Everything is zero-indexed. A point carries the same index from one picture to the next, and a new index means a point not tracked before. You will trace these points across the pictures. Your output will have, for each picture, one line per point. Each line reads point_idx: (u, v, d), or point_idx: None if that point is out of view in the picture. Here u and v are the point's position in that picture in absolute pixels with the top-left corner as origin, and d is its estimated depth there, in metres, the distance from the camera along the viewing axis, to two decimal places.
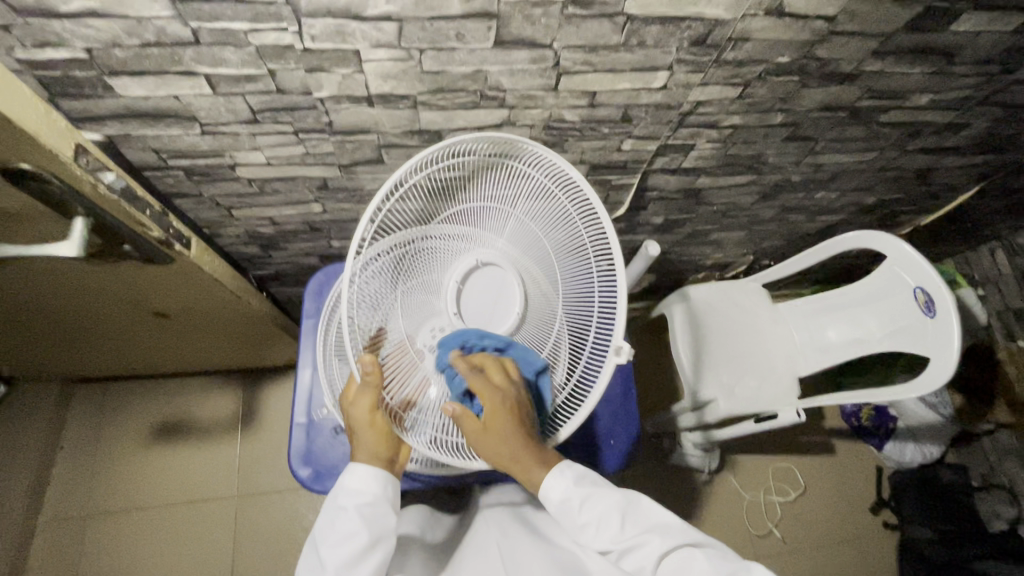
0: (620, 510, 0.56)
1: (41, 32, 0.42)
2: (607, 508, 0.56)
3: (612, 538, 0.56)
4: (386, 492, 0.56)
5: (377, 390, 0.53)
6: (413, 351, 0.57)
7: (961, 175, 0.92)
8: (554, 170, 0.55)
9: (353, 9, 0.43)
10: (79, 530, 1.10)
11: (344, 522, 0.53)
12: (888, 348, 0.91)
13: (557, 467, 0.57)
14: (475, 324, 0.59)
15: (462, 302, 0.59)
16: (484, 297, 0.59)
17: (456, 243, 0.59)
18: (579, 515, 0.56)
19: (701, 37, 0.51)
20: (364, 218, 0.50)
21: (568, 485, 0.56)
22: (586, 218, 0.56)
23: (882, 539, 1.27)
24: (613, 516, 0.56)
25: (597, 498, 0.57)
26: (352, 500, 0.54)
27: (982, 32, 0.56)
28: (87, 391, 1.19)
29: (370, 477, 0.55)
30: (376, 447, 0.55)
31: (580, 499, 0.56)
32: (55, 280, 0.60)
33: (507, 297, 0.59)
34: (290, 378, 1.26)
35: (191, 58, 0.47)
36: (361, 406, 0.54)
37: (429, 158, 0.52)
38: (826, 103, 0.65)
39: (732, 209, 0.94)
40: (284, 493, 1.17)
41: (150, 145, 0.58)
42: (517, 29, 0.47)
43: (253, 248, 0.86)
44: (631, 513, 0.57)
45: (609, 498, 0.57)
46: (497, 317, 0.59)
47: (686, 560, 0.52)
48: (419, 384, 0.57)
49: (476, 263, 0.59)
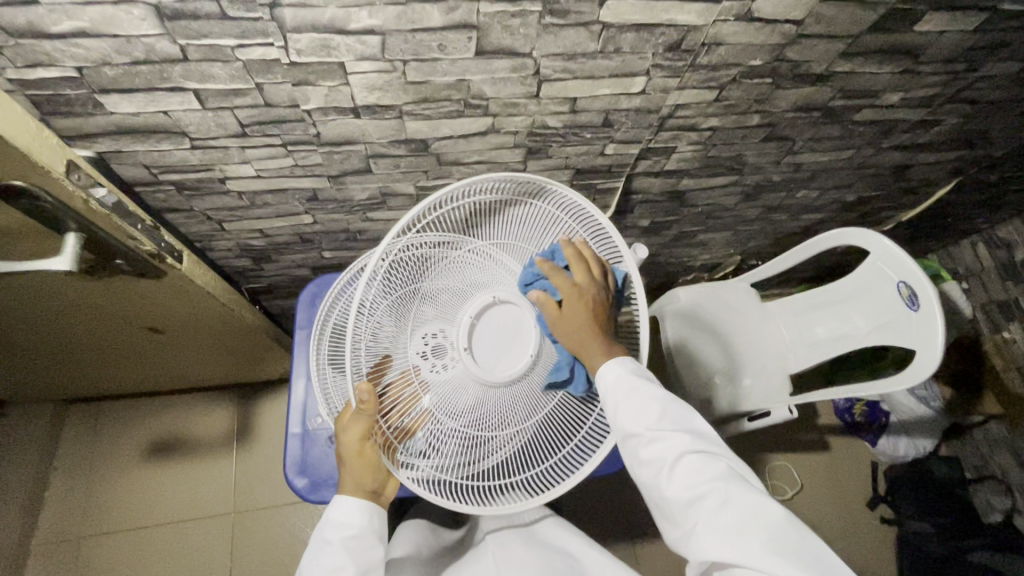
0: (662, 405, 0.56)
1: (34, 52, 0.43)
2: (650, 399, 0.55)
3: (645, 424, 0.55)
4: (371, 522, 0.59)
5: (371, 419, 0.55)
6: (417, 379, 0.55)
7: (937, 171, 0.95)
8: (580, 214, 0.61)
9: (337, 23, 0.45)
10: (77, 551, 1.10)
11: (329, 556, 0.56)
12: (875, 342, 0.92)
13: (618, 357, 0.57)
14: (487, 360, 0.55)
15: (475, 337, 0.56)
16: (497, 332, 0.57)
17: (482, 266, 0.59)
18: (623, 398, 0.55)
19: (676, 43, 0.53)
20: (401, 221, 0.53)
21: (624, 371, 0.56)
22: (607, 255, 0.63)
23: (880, 534, 1.28)
24: (655, 406, 0.55)
25: (646, 390, 0.56)
26: (336, 534, 0.57)
27: (945, 31, 0.58)
28: (80, 411, 1.19)
29: (355, 510, 0.58)
30: (361, 477, 0.58)
31: (630, 385, 0.55)
32: (47, 297, 0.60)
33: (521, 334, 0.57)
34: (284, 391, 1.26)
35: (179, 75, 0.48)
36: (350, 433, 0.56)
37: (464, 187, 0.55)
38: (800, 103, 0.67)
39: (717, 210, 0.96)
40: (280, 507, 1.16)
41: (141, 160, 0.59)
42: (496, 39, 0.49)
43: (246, 261, 0.87)
44: (671, 411, 0.56)
45: (656, 392, 0.56)
46: (510, 354, 0.56)
47: (708, 465, 0.52)
48: (422, 413, 0.56)
49: (492, 298, 0.57)
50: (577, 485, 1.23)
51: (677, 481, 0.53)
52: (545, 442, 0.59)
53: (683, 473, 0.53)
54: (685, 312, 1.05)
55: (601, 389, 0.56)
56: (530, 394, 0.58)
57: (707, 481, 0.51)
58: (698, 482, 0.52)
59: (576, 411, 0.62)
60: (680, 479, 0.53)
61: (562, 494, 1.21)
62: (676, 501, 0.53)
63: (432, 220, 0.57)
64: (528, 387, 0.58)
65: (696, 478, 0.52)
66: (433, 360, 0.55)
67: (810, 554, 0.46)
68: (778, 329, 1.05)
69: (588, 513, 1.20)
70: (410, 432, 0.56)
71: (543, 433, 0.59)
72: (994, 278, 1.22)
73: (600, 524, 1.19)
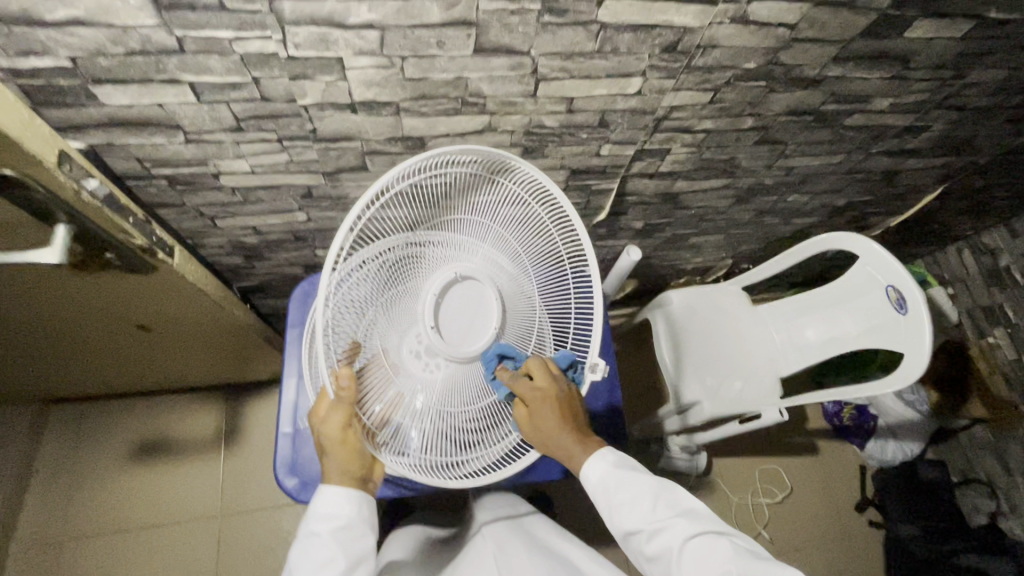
0: (653, 493, 0.59)
1: (27, 40, 0.43)
2: (641, 490, 0.59)
3: (644, 518, 0.58)
4: (361, 513, 0.58)
5: (350, 407, 0.53)
6: (388, 363, 0.55)
7: (925, 177, 0.96)
8: (531, 183, 0.57)
9: (336, 18, 0.45)
10: (59, 555, 1.07)
11: (318, 548, 0.56)
12: (862, 346, 0.93)
13: (599, 451, 0.61)
14: (452, 338, 0.55)
15: (440, 316, 0.55)
16: (462, 311, 0.56)
17: (442, 253, 0.57)
18: (613, 492, 0.60)
19: (672, 44, 0.54)
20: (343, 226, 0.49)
21: (606, 466, 0.60)
22: (562, 231, 0.59)
23: (868, 537, 1.29)
24: (646, 497, 0.59)
25: (633, 482, 0.60)
26: (324, 526, 0.57)
27: (934, 38, 0.59)
28: (64, 411, 1.16)
29: (342, 499, 0.57)
30: (346, 466, 0.56)
31: (616, 479, 0.60)
32: (33, 291, 0.59)
33: (486, 310, 0.56)
34: (273, 392, 1.24)
35: (176, 67, 0.47)
36: (332, 423, 0.54)
37: (425, 164, 0.53)
38: (793, 107, 0.68)
39: (710, 213, 0.97)
40: (269, 510, 1.15)
41: (133, 154, 0.58)
42: (495, 37, 0.49)
43: (237, 259, 0.86)
44: (664, 496, 0.59)
45: (645, 482, 0.60)
46: (475, 331, 0.56)
47: (712, 546, 0.54)
48: (393, 399, 0.55)
49: (454, 275, 0.56)
50: (569, 487, 1.22)
51: (689, 570, 0.54)
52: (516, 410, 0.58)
53: (692, 560, 0.54)
54: (676, 312, 1.05)
55: (589, 488, 0.61)
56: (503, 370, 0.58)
57: (716, 566, 0.53)
58: (709, 568, 0.53)
59: None
60: (692, 569, 0.54)
61: (554, 497, 1.21)
62: None
63: (390, 202, 0.54)
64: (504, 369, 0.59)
65: (707, 564, 0.53)
66: (424, 358, 0.56)
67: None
68: (768, 333, 1.06)
69: (579, 515, 1.20)
70: (386, 416, 0.55)
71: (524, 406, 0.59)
72: (979, 284, 1.24)
73: (592, 526, 1.20)
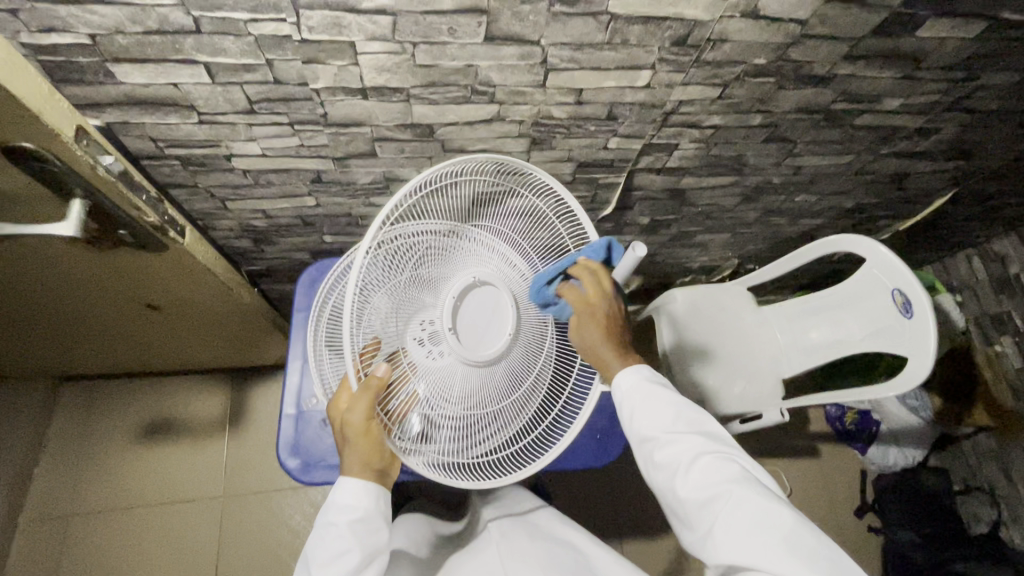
0: (676, 409, 0.60)
1: (48, 16, 0.44)
2: (665, 404, 0.61)
3: (662, 426, 0.60)
4: (377, 505, 0.59)
5: (375, 397, 0.53)
6: (405, 362, 0.55)
7: (934, 181, 0.96)
8: (546, 192, 0.61)
9: (349, 2, 0.45)
10: (65, 529, 1.10)
11: (336, 539, 0.57)
12: (867, 349, 0.93)
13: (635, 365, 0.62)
14: (469, 340, 0.56)
15: (457, 317, 0.56)
16: (478, 314, 0.57)
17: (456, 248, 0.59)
18: (640, 401, 0.61)
19: (682, 37, 0.54)
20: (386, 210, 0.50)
21: (639, 378, 0.61)
22: (564, 220, 0.63)
23: (867, 542, 1.29)
24: (669, 410, 0.60)
25: (661, 396, 0.61)
26: (343, 517, 0.57)
27: (946, 38, 0.59)
28: (73, 389, 1.18)
29: (360, 491, 0.58)
30: (366, 458, 0.56)
31: (645, 390, 0.61)
32: (49, 266, 0.60)
33: (501, 314, 0.58)
34: (278, 376, 1.26)
35: (191, 47, 0.48)
36: (357, 413, 0.53)
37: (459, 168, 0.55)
38: (802, 104, 0.68)
39: (716, 211, 0.97)
40: (271, 493, 1.17)
41: (147, 133, 0.59)
42: (506, 24, 0.49)
43: (247, 242, 0.87)
44: (687, 414, 0.60)
45: (671, 398, 0.61)
46: (490, 335, 0.57)
47: (721, 467, 0.55)
48: (411, 395, 0.55)
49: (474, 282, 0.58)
50: (568, 481, 1.23)
51: (694, 480, 0.56)
52: (523, 409, 0.61)
53: (700, 474, 0.56)
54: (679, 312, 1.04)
55: (616, 395, 0.62)
56: (512, 373, 0.60)
57: (721, 483, 0.54)
58: (713, 484, 0.55)
59: (553, 392, 0.64)
60: (697, 480, 0.56)
61: (552, 490, 1.22)
62: (691, 502, 0.56)
63: (418, 200, 0.55)
64: (513, 370, 0.60)
65: (712, 480, 0.55)
66: (428, 345, 0.55)
67: (824, 552, 0.49)
68: (771, 333, 1.06)
69: (577, 510, 1.21)
70: (403, 413, 0.55)
71: (529, 413, 0.62)
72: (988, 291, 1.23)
73: (589, 520, 1.20)
